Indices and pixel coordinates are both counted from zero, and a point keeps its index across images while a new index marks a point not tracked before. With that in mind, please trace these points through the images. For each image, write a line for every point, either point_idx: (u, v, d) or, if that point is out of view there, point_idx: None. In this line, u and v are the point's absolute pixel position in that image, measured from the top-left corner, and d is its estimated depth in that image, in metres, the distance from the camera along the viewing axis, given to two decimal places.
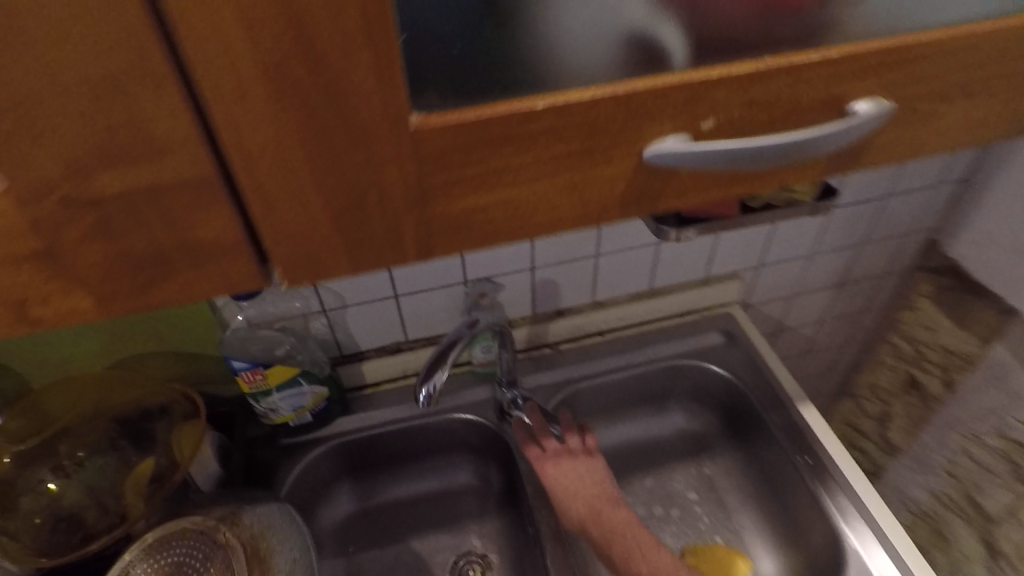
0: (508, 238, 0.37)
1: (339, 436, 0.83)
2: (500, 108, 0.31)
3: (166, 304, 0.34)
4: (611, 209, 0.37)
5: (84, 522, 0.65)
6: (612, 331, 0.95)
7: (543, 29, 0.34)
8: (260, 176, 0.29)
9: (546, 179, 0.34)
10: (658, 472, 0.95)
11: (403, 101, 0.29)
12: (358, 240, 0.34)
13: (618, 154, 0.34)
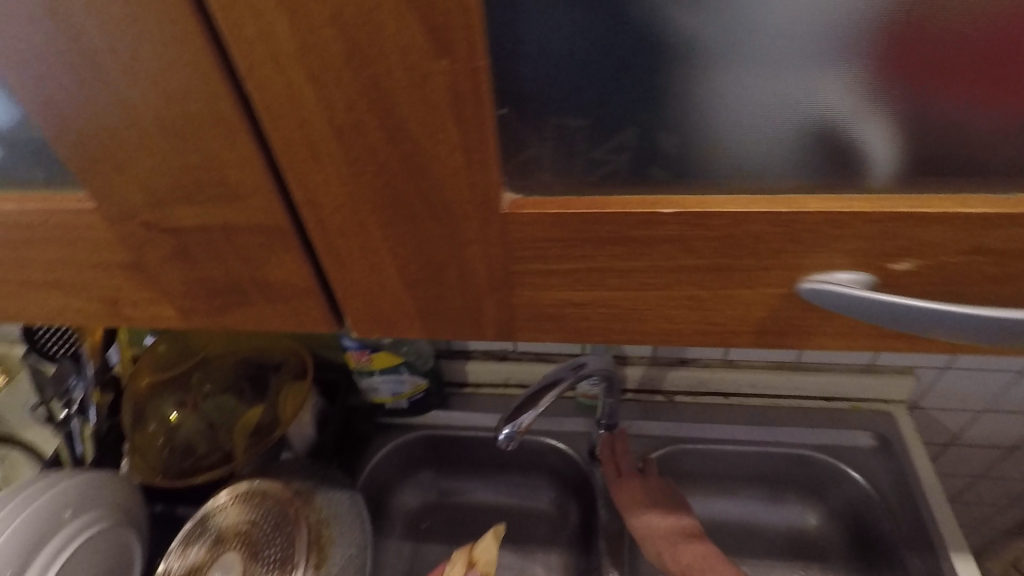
0: (606, 339, 0.31)
1: (431, 428, 0.84)
2: (616, 203, 0.25)
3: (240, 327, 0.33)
4: (742, 332, 0.30)
5: (196, 453, 0.73)
6: (740, 396, 0.86)
7: (700, 118, 0.27)
8: (332, 231, 0.27)
9: (661, 287, 0.28)
10: (755, 564, 0.83)
11: (494, 182, 0.24)
12: (434, 310, 0.30)
13: (761, 278, 0.27)
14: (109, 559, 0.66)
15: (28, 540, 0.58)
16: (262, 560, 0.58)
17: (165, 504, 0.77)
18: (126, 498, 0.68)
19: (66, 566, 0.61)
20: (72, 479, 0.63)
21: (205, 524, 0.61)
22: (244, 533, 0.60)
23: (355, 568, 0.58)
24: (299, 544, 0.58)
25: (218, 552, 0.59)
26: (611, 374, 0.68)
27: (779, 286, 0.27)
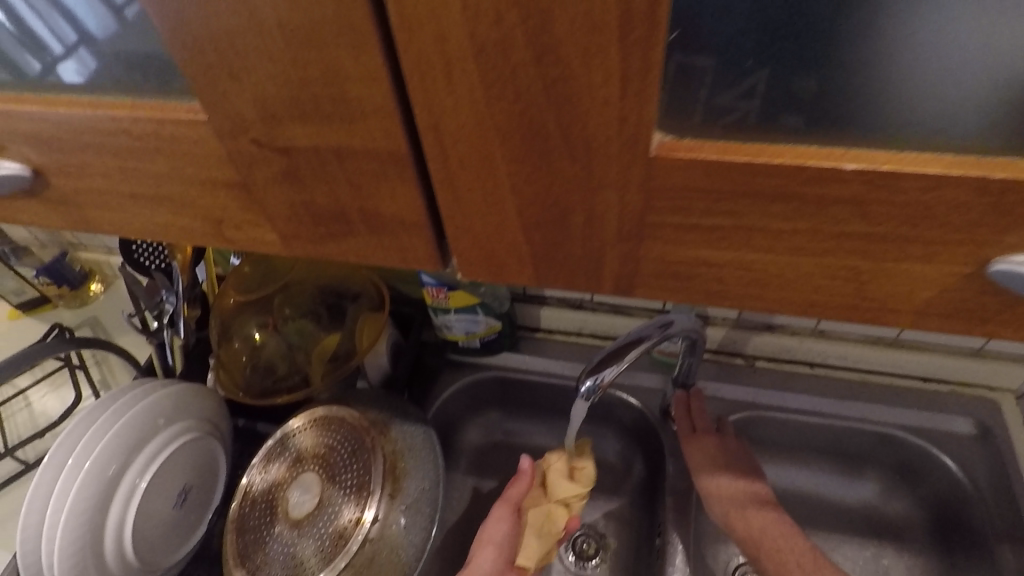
0: (736, 305, 0.28)
1: (504, 369, 0.84)
2: (784, 154, 0.22)
3: (343, 257, 0.32)
4: (898, 312, 0.26)
5: (277, 373, 0.75)
6: (826, 367, 0.82)
7: (903, 65, 0.24)
8: (453, 164, 0.24)
9: (816, 253, 0.24)
10: (822, 535, 0.82)
11: (649, 118, 0.21)
12: (549, 258, 0.28)
13: (941, 253, 0.23)
14: (197, 468, 0.71)
15: (128, 442, 0.63)
16: (340, 484, 0.62)
17: (247, 418, 0.81)
18: (212, 413, 0.73)
19: (161, 468, 0.66)
20: (166, 390, 0.68)
21: (287, 444, 0.67)
22: (323, 456, 0.64)
23: (428, 500, 0.61)
24: (375, 473, 0.61)
25: (299, 472, 0.64)
26: (695, 335, 0.64)
27: (961, 265, 0.24)
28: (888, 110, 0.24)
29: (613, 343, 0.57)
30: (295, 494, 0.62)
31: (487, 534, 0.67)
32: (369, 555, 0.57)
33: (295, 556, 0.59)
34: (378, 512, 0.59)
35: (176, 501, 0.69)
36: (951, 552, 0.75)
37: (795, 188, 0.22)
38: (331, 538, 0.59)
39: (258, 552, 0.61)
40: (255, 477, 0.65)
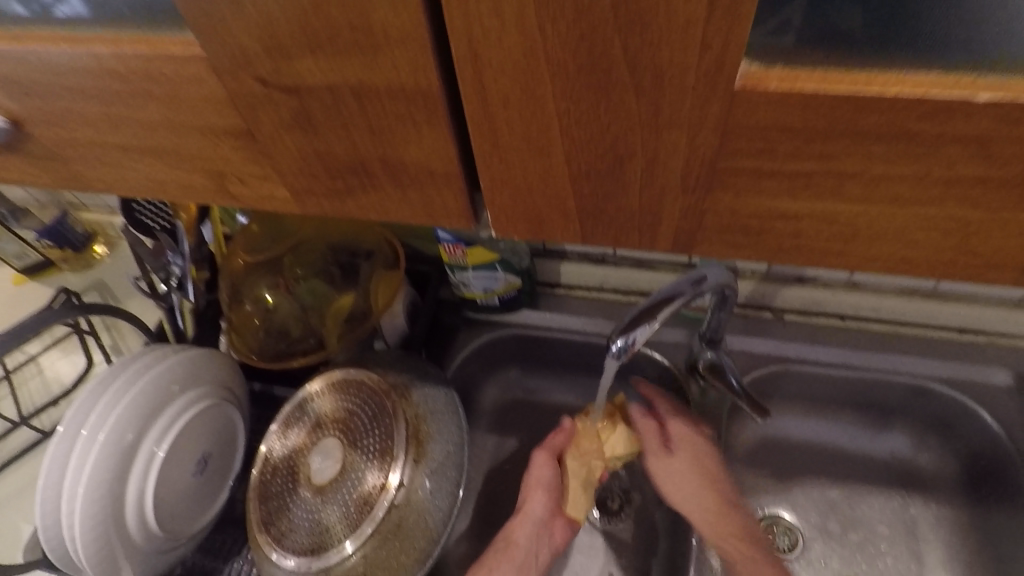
0: (774, 254, 0.29)
1: (523, 327, 0.82)
2: (844, 89, 0.22)
3: (360, 213, 0.32)
4: (934, 261, 0.27)
5: (291, 335, 0.74)
6: (856, 320, 0.79)
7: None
8: (508, 110, 0.25)
9: (863, 197, 0.25)
10: (848, 486, 0.82)
11: (714, 54, 0.22)
12: (592, 208, 0.29)
13: (988, 197, 0.24)
14: (214, 435, 0.70)
15: (143, 408, 0.62)
16: (362, 449, 0.61)
17: (263, 381, 0.80)
18: (226, 379, 0.71)
19: (179, 434, 0.65)
20: (180, 356, 0.66)
21: (305, 409, 0.66)
22: (344, 421, 0.64)
23: (452, 463, 0.60)
24: (398, 437, 0.60)
25: (320, 437, 0.64)
26: (728, 288, 0.61)
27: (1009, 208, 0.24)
28: (958, 37, 0.24)
29: (644, 302, 0.54)
30: (317, 460, 0.62)
31: (534, 483, 0.73)
32: (396, 520, 0.57)
33: (322, 522, 0.59)
34: (403, 477, 0.58)
35: (196, 468, 0.68)
36: (981, 498, 0.76)
37: (842, 126, 0.23)
38: (357, 504, 0.59)
39: (285, 518, 0.61)
40: (276, 444, 0.65)
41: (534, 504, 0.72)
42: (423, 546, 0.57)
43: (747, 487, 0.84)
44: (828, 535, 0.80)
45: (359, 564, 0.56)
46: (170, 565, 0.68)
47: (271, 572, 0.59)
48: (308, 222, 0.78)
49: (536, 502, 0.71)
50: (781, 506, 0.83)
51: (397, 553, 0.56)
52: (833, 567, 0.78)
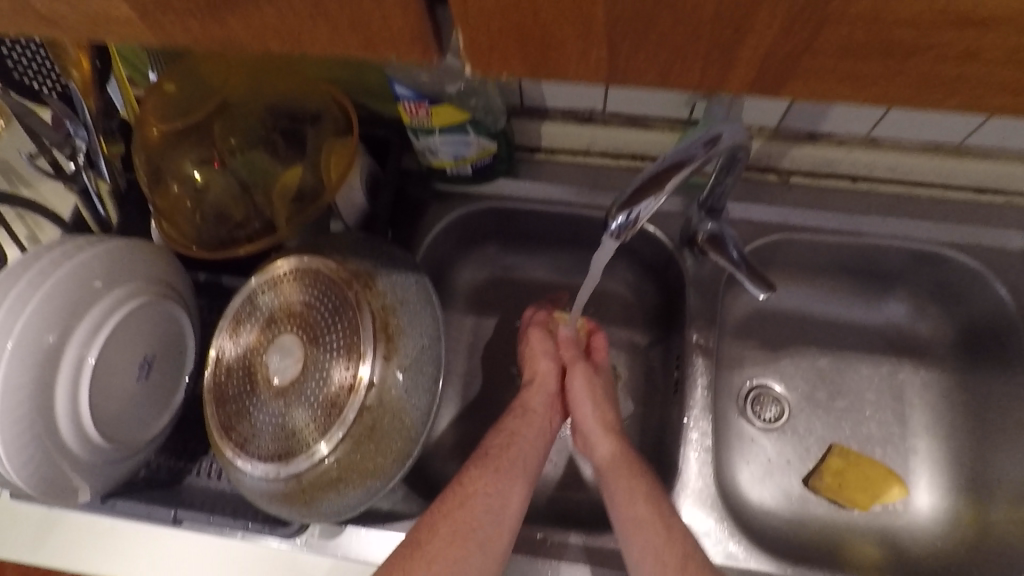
0: (769, 87, 0.27)
1: (500, 200, 0.74)
2: None
3: (245, 32, 0.29)
4: (928, 95, 0.26)
5: (234, 219, 0.63)
6: (870, 181, 0.71)
7: None
8: None
9: (880, 22, 0.23)
10: (838, 354, 0.80)
11: None
12: (578, 35, 0.26)
13: (1008, 27, 0.22)
14: (155, 334, 0.63)
15: (60, 312, 0.53)
16: (324, 346, 0.54)
17: (209, 273, 0.72)
18: (160, 271, 0.63)
19: (111, 339, 0.57)
20: (97, 249, 0.57)
21: (256, 303, 0.58)
22: (300, 315, 0.56)
23: (428, 358, 0.55)
24: (364, 331, 0.53)
25: (276, 334, 0.56)
26: (740, 150, 0.53)
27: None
28: None
29: (647, 171, 0.47)
30: (275, 360, 0.55)
31: (538, 350, 0.70)
32: (369, 423, 0.52)
33: (287, 425, 0.53)
34: (374, 373, 0.52)
35: (139, 371, 0.61)
36: (978, 359, 0.74)
37: None
38: (324, 405, 0.53)
39: (246, 422, 0.55)
40: (227, 344, 0.58)
41: (545, 369, 0.69)
42: (402, 445, 0.53)
43: (736, 359, 0.81)
44: (814, 404, 0.78)
45: (334, 468, 0.51)
46: (130, 471, 0.63)
47: (239, 480, 0.54)
48: (236, 81, 0.65)
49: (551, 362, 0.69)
50: (768, 375, 0.80)
51: (374, 455, 0.52)
52: (816, 433, 0.77)
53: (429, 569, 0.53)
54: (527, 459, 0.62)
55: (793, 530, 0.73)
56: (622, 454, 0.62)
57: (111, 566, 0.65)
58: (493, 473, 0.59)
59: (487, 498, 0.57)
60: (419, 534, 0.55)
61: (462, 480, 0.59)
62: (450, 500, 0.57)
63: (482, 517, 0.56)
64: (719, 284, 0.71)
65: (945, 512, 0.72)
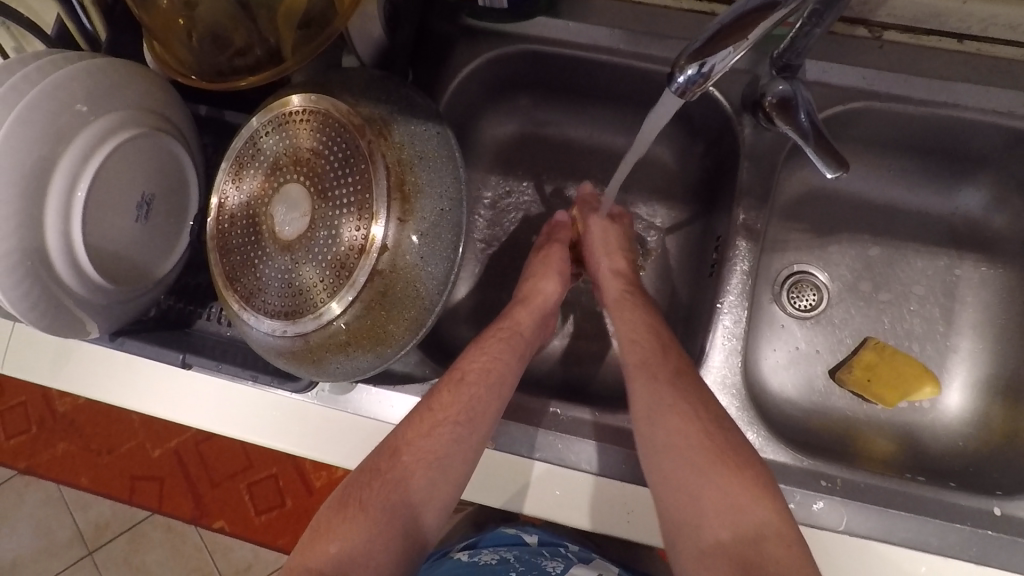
0: None
1: (539, 43, 0.64)
2: None
3: None
4: None
5: (234, 46, 0.54)
6: (979, 42, 0.61)
7: None
8: None
9: None
10: (892, 244, 0.73)
11: None
12: None
13: None
14: (152, 172, 0.58)
15: (41, 139, 0.48)
16: (333, 199, 0.48)
17: (211, 106, 0.67)
18: (151, 99, 0.57)
19: (102, 174, 0.53)
20: (74, 68, 0.50)
21: (260, 146, 0.52)
22: (307, 163, 0.50)
23: (447, 225, 0.50)
24: (377, 187, 0.47)
25: (281, 182, 0.51)
26: None
27: None
28: None
29: (732, 10, 0.37)
30: (280, 211, 0.50)
31: (541, 268, 0.69)
32: (382, 288, 0.48)
33: (295, 283, 0.49)
34: (388, 235, 0.47)
35: (138, 211, 0.57)
36: None
37: None
38: (332, 266, 0.48)
39: (251, 275, 0.51)
40: (229, 190, 0.53)
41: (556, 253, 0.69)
42: (415, 314, 0.50)
43: (778, 241, 0.75)
44: (856, 294, 0.73)
45: (343, 332, 0.48)
46: (139, 311, 0.62)
47: (246, 333, 0.52)
48: None
49: (549, 283, 0.67)
50: (811, 262, 0.74)
51: (385, 321, 0.49)
52: (852, 325, 0.73)
53: (388, 499, 0.53)
54: (502, 373, 0.59)
55: (804, 415, 0.71)
56: (630, 296, 0.65)
57: (127, 397, 0.64)
58: (466, 400, 0.57)
59: (456, 427, 0.55)
60: (380, 463, 0.55)
61: (433, 406, 0.57)
62: (417, 424, 0.56)
63: (447, 450, 0.55)
64: (779, 156, 0.63)
65: (974, 415, 0.69)
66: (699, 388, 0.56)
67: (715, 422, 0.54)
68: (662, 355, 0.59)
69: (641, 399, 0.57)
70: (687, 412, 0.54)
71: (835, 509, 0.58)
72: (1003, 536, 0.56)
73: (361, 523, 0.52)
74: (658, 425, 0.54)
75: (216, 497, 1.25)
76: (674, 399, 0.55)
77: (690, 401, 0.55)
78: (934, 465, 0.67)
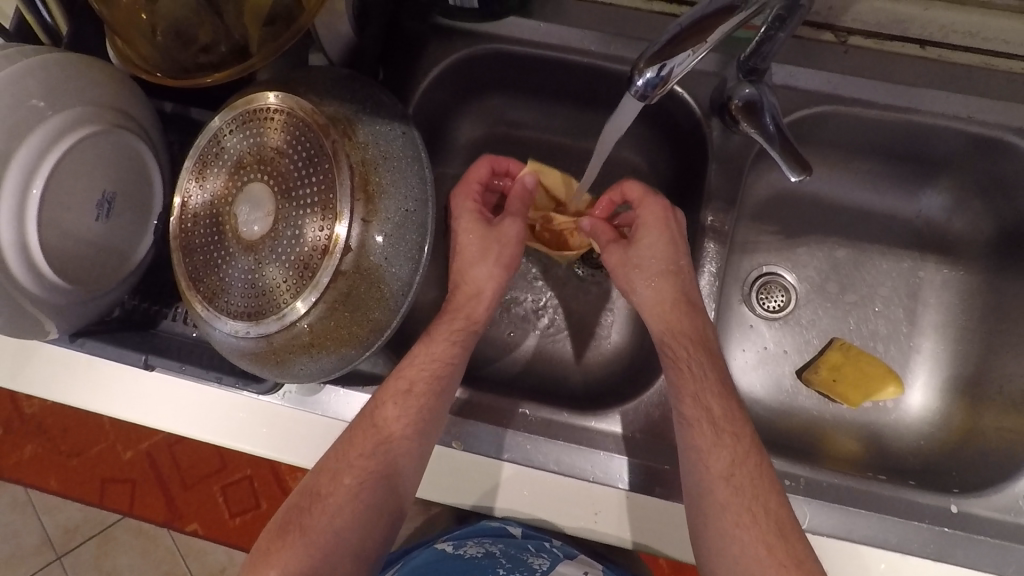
0: None
1: (510, 44, 0.64)
2: None
3: None
4: None
5: (199, 42, 0.53)
6: (940, 48, 0.62)
7: None
8: None
9: None
10: (858, 247, 0.75)
11: None
12: None
13: None
14: (113, 169, 0.57)
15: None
16: (297, 199, 0.48)
17: (177, 103, 0.66)
18: (113, 96, 0.56)
19: (58, 170, 0.51)
20: (31, 61, 0.49)
21: (224, 145, 0.51)
22: (271, 162, 0.49)
23: (412, 228, 0.50)
24: (340, 187, 0.47)
25: (243, 182, 0.50)
26: None
27: None
28: None
29: (693, 11, 0.38)
30: (243, 211, 0.49)
31: (490, 242, 0.64)
32: (344, 289, 0.47)
33: (259, 283, 0.49)
34: (352, 235, 0.47)
35: (98, 210, 0.56)
36: (1009, 263, 0.69)
37: None
38: (296, 266, 0.48)
39: (214, 275, 0.51)
40: (192, 189, 0.52)
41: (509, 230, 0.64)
42: (380, 315, 0.50)
43: (749, 243, 0.76)
44: (823, 296, 0.74)
45: (307, 333, 0.48)
46: (101, 311, 0.60)
47: (209, 334, 0.51)
48: None
49: (485, 270, 0.63)
50: (780, 264, 0.75)
51: (350, 323, 0.49)
52: (819, 326, 0.74)
53: (329, 525, 0.54)
54: (448, 384, 0.58)
55: (771, 414, 0.71)
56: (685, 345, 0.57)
57: (91, 399, 0.63)
58: (413, 414, 0.56)
59: (405, 443, 0.55)
60: (321, 485, 0.55)
61: (376, 419, 0.56)
62: (356, 441, 0.56)
63: (397, 462, 0.55)
64: (745, 159, 0.63)
65: (935, 414, 0.70)
66: (758, 482, 0.53)
67: (766, 516, 0.52)
68: (717, 441, 0.54)
69: (691, 485, 0.54)
70: (741, 518, 0.52)
71: (797, 507, 0.59)
72: (959, 533, 0.57)
73: (299, 548, 0.53)
74: (708, 526, 0.52)
75: (189, 500, 1.23)
76: (729, 498, 0.52)
77: (747, 505, 0.52)
78: (896, 464, 0.68)
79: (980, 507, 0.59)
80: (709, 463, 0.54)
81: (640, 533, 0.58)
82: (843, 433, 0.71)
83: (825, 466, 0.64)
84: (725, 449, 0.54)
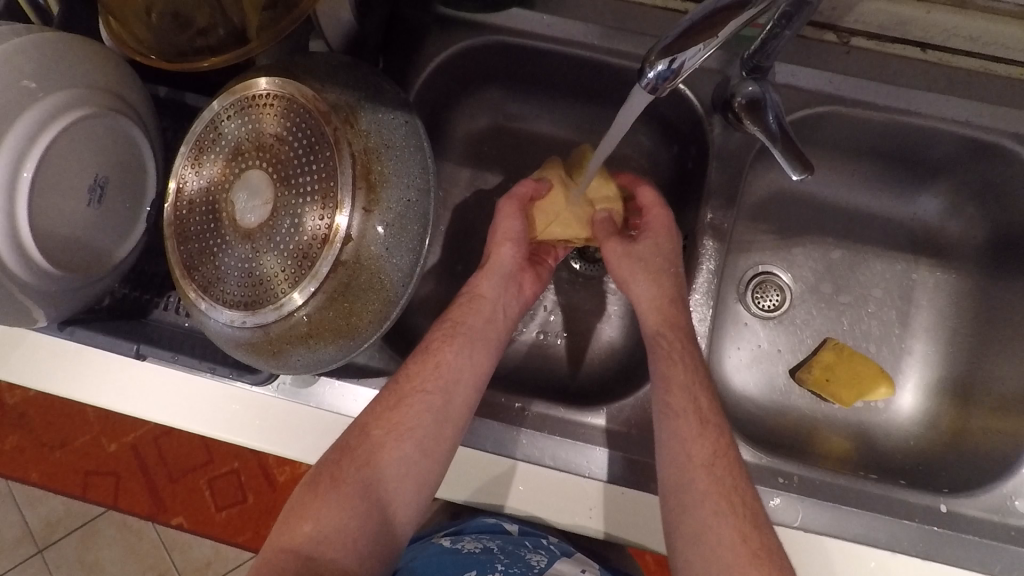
0: None
1: (512, 35, 0.63)
2: None
3: None
4: None
5: (196, 25, 0.52)
6: (940, 51, 0.62)
7: None
8: None
9: None
10: (854, 249, 0.75)
11: None
12: None
13: None
14: (106, 155, 0.55)
15: None
16: (296, 187, 0.47)
17: (172, 88, 0.65)
18: (108, 79, 0.54)
19: (50, 153, 0.50)
20: (25, 40, 0.48)
21: (221, 131, 0.50)
22: (270, 149, 0.48)
23: (412, 218, 0.49)
24: (341, 176, 0.46)
25: (242, 169, 0.49)
26: None
27: None
28: None
29: (702, 8, 0.37)
30: (241, 198, 0.48)
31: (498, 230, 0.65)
32: (345, 279, 0.47)
33: (254, 272, 0.48)
34: (352, 225, 0.46)
35: (90, 195, 0.55)
36: (1002, 267, 0.70)
37: None
38: (295, 256, 0.47)
39: (210, 264, 0.50)
40: (189, 175, 0.51)
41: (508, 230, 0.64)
42: (380, 306, 0.49)
43: (746, 242, 0.76)
44: (818, 296, 0.75)
45: (305, 324, 0.47)
46: (91, 299, 0.59)
47: (204, 324, 0.50)
48: None
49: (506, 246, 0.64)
50: (776, 263, 0.75)
51: (350, 314, 0.48)
52: (813, 326, 0.74)
53: (360, 475, 0.53)
54: (473, 348, 0.60)
55: (764, 412, 0.72)
56: (681, 338, 0.58)
57: (75, 388, 0.62)
58: (438, 367, 0.58)
59: (428, 396, 0.56)
60: (351, 440, 0.55)
61: (402, 380, 0.57)
62: (386, 400, 0.56)
63: (422, 423, 0.55)
64: (746, 156, 0.63)
65: (926, 416, 0.71)
66: (735, 473, 0.53)
67: (751, 519, 0.50)
68: (701, 430, 0.54)
69: (669, 473, 0.54)
70: (720, 506, 0.51)
71: (791, 505, 0.59)
72: (949, 532, 0.58)
73: (333, 500, 0.52)
74: (704, 509, 0.51)
75: (174, 493, 1.21)
76: (706, 486, 0.52)
77: (725, 493, 0.52)
78: (887, 463, 0.69)
79: (971, 506, 0.59)
80: (691, 451, 0.54)
81: (633, 531, 0.57)
82: (836, 432, 0.71)
83: (819, 465, 0.64)
84: (707, 439, 0.54)
